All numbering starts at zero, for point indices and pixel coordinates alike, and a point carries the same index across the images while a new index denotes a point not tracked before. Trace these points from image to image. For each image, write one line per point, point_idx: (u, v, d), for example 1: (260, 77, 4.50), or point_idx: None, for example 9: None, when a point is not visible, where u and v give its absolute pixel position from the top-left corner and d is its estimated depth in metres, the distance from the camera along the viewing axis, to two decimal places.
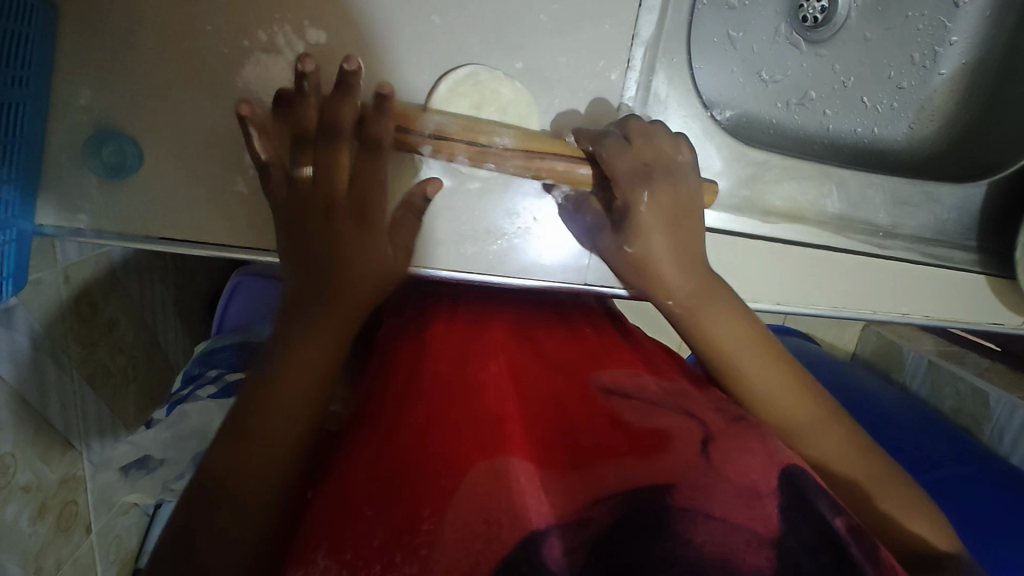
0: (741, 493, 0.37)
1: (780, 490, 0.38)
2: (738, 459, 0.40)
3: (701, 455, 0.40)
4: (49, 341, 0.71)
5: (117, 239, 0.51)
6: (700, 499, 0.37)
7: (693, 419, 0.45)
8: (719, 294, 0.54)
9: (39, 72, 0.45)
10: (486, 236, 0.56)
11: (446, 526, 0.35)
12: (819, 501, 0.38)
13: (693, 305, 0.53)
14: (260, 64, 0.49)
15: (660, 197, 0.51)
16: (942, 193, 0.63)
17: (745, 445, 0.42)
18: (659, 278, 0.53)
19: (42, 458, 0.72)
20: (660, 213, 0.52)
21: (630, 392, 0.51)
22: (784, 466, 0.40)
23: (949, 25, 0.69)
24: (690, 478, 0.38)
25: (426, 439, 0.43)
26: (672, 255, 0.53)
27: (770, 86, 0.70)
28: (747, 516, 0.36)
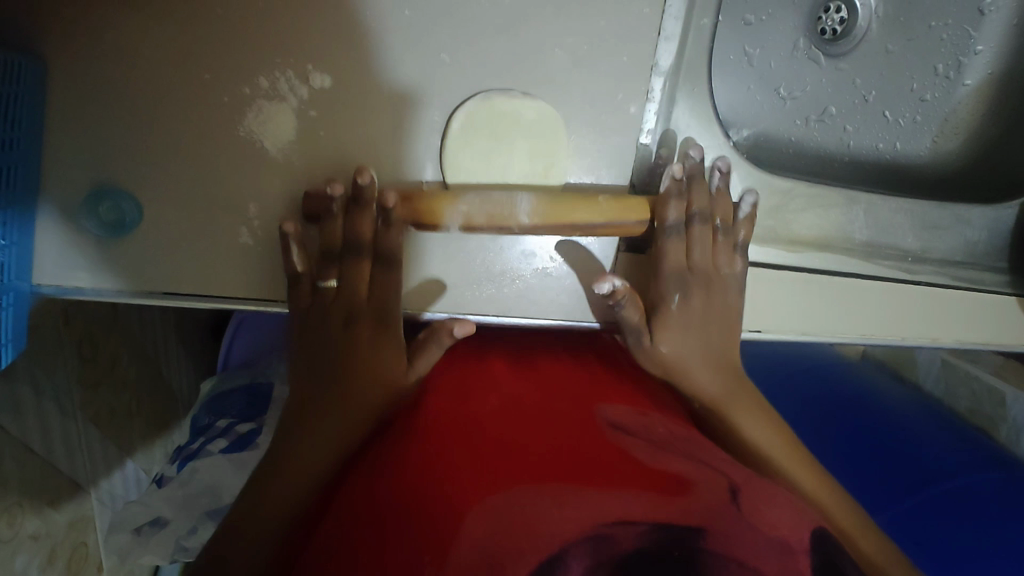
0: (774, 545, 0.34)
1: (812, 547, 0.35)
2: (766, 508, 0.37)
3: (726, 500, 0.38)
4: (50, 386, 0.69)
5: (120, 296, 0.49)
6: (730, 543, 0.34)
7: (709, 467, 0.42)
8: (747, 399, 0.53)
9: (28, 131, 0.43)
10: (500, 278, 0.54)
11: (463, 553, 0.34)
12: (846, 561, 0.35)
13: (722, 404, 0.53)
14: (262, 112, 0.46)
15: (692, 305, 0.53)
16: (972, 215, 0.63)
17: (773, 498, 0.39)
18: (690, 378, 0.53)
19: (49, 505, 0.70)
20: (690, 317, 0.53)
21: (638, 429, 0.48)
22: (812, 526, 0.37)
23: (974, 33, 0.66)
24: (718, 519, 0.36)
25: (435, 473, 0.41)
26: (700, 360, 0.53)
27: (789, 102, 0.68)
28: (778, 566, 0.33)
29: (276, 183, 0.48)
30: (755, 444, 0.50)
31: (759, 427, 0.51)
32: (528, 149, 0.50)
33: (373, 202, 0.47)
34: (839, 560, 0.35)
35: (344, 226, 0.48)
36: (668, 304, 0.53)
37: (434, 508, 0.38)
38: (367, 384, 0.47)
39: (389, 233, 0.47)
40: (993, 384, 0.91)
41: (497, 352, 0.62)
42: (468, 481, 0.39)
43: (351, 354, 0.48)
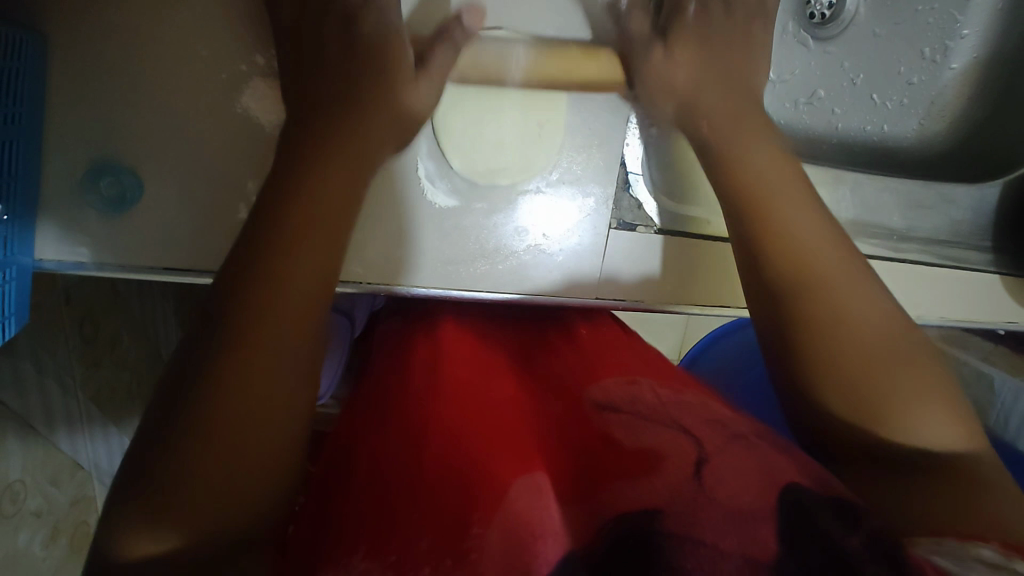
0: (732, 518, 0.32)
1: (780, 507, 0.33)
2: (731, 480, 0.35)
3: (691, 478, 0.36)
4: (52, 365, 0.70)
5: (120, 270, 0.50)
6: (689, 525, 0.32)
7: (683, 433, 0.40)
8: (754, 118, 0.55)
9: (30, 106, 0.44)
10: (495, 254, 0.55)
11: (494, 529, 0.34)
12: (822, 518, 0.32)
13: (728, 119, 0.54)
14: (260, 90, 0.47)
15: (708, 49, 0.55)
16: (957, 195, 0.66)
17: (743, 465, 0.37)
18: (695, 104, 0.55)
19: (51, 482, 0.72)
20: (704, 38, 0.55)
21: (624, 403, 0.47)
22: (783, 485, 0.34)
23: (960, 17, 0.67)
24: (679, 503, 0.34)
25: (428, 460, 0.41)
26: (726, 107, 0.54)
27: (778, 85, 0.69)
28: (739, 540, 0.31)
29: (273, 159, 0.49)
30: (784, 265, 0.47)
31: (808, 252, 0.47)
32: (519, 108, 0.53)
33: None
34: (819, 519, 0.31)
35: (357, 24, 0.46)
36: (684, 66, 0.55)
37: (436, 492, 0.38)
38: (297, 284, 0.39)
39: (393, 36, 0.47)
40: (983, 368, 0.92)
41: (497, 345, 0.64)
42: (464, 467, 0.40)
43: (359, 141, 0.46)
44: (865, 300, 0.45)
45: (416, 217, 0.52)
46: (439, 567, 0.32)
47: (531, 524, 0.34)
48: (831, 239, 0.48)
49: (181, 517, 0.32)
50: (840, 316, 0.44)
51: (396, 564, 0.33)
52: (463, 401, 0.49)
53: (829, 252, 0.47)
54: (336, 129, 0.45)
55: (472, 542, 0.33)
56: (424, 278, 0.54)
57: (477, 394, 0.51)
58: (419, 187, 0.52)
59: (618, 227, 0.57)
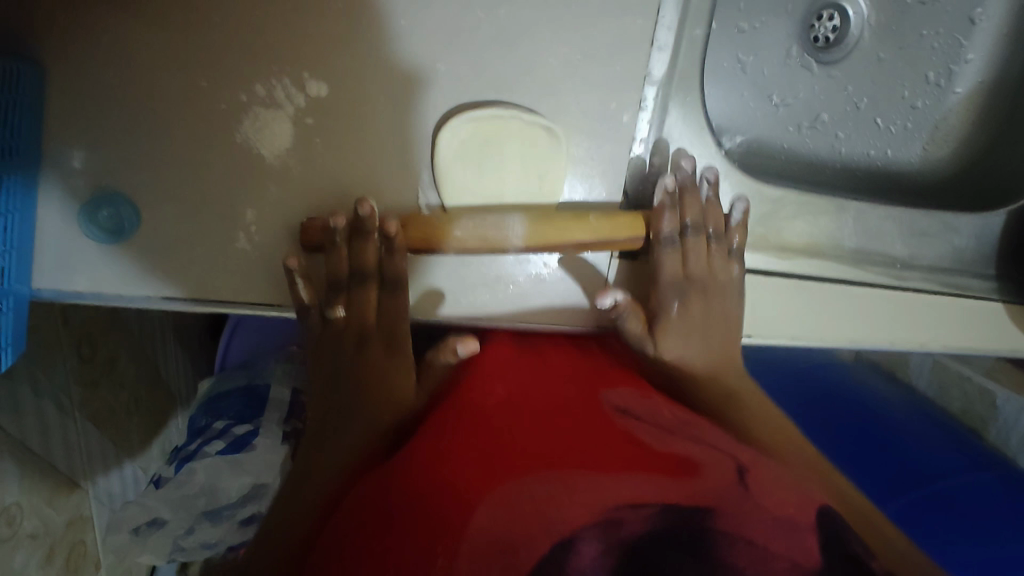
0: (782, 524, 0.37)
1: (817, 523, 0.37)
2: (775, 489, 0.39)
3: (737, 483, 0.40)
4: (49, 386, 0.70)
5: (118, 299, 0.49)
6: (738, 521, 0.37)
7: (717, 448, 0.43)
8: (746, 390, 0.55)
9: (27, 137, 0.44)
10: (496, 283, 0.54)
11: (468, 551, 0.36)
12: (856, 542, 0.37)
13: (722, 399, 0.53)
14: (258, 119, 0.47)
15: (691, 313, 0.54)
16: (961, 223, 0.64)
17: (782, 482, 0.41)
18: (693, 361, 0.54)
19: (48, 503, 0.71)
20: (689, 323, 0.54)
21: (644, 413, 0.49)
22: (817, 504, 0.39)
23: (965, 42, 0.66)
24: (730, 503, 0.38)
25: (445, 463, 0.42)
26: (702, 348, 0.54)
27: (781, 108, 0.69)
28: (786, 544, 0.36)
29: (271, 188, 0.48)
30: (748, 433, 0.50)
31: (750, 414, 0.52)
32: (520, 152, 0.50)
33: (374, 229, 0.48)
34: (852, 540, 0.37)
35: (349, 258, 0.49)
36: (668, 310, 0.54)
37: (432, 506, 0.39)
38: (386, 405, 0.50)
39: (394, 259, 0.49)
40: (988, 386, 0.91)
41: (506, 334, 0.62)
42: (455, 483, 0.40)
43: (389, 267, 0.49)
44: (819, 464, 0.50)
45: None
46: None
47: (512, 538, 0.36)
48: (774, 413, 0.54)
49: None
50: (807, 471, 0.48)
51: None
52: (462, 407, 0.48)
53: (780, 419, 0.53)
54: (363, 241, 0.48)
55: (455, 562, 0.35)
56: (425, 308, 0.54)
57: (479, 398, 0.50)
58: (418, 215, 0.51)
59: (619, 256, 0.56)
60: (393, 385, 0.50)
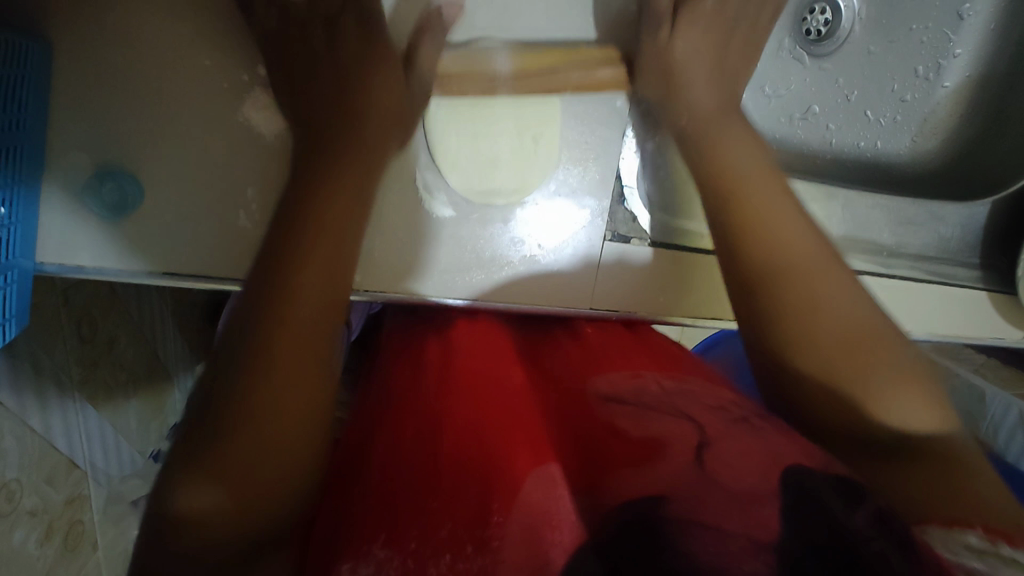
0: (736, 498, 0.34)
1: (784, 486, 0.34)
2: (733, 462, 0.38)
3: (693, 461, 0.38)
4: (50, 365, 0.71)
5: (120, 274, 0.50)
6: (694, 507, 0.34)
7: (688, 422, 0.44)
8: (741, 133, 0.54)
9: (35, 113, 0.45)
10: (491, 264, 0.56)
11: (514, 518, 0.35)
12: (827, 501, 0.33)
13: (709, 123, 0.53)
14: (262, 100, 0.48)
15: (714, 24, 0.55)
16: (947, 213, 0.66)
17: (745, 450, 0.39)
18: (714, 146, 0.52)
19: (47, 481, 0.72)
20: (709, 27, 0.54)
21: (630, 397, 0.50)
22: (787, 466, 0.36)
23: (953, 37, 0.67)
24: (687, 488, 0.36)
25: (450, 447, 0.42)
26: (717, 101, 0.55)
27: (772, 101, 0.70)
28: (746, 522, 0.32)
29: (272, 167, 0.50)
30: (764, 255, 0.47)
31: (770, 212, 0.49)
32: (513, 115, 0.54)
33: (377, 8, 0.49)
34: (823, 497, 0.33)
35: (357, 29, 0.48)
36: (693, 12, 0.54)
37: (449, 482, 0.39)
38: (307, 313, 0.39)
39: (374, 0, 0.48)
40: (975, 380, 0.92)
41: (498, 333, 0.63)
42: (473, 459, 0.41)
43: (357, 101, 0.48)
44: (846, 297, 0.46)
45: (418, 228, 0.54)
46: (463, 555, 0.33)
47: (550, 515, 0.35)
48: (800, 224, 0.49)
49: (208, 534, 0.32)
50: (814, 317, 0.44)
51: (415, 552, 0.33)
52: (467, 396, 0.50)
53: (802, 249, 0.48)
54: (340, 92, 0.48)
55: (493, 533, 0.34)
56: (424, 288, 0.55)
57: (488, 387, 0.52)
58: (418, 197, 0.53)
59: (612, 239, 0.58)
60: (313, 285, 0.40)
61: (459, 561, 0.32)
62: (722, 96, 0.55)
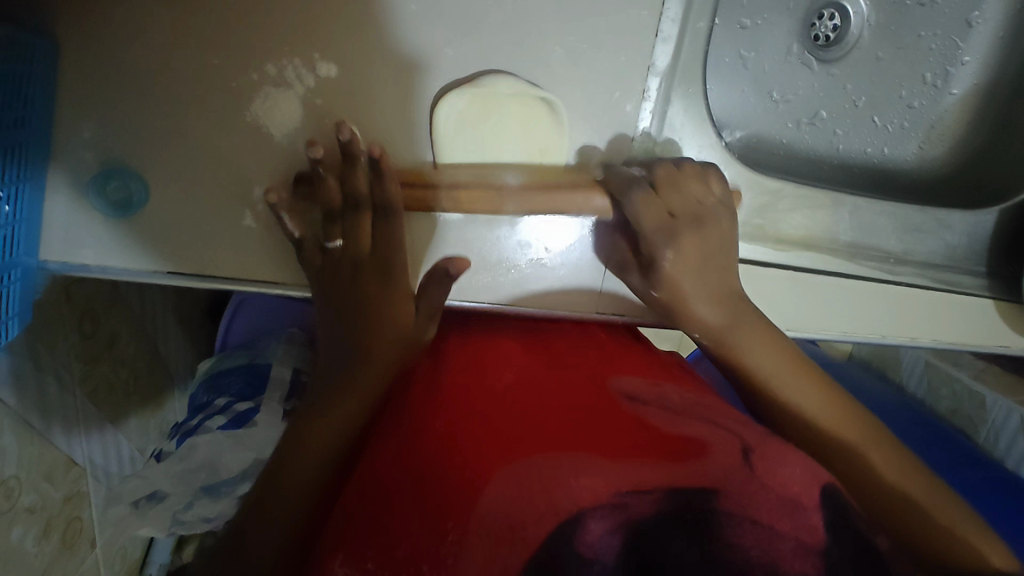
0: (785, 502, 0.34)
1: (824, 502, 0.35)
2: (778, 468, 0.38)
3: (741, 461, 0.38)
4: (50, 363, 0.70)
5: (124, 273, 0.50)
6: (745, 502, 0.34)
7: (725, 432, 0.43)
8: (751, 322, 0.52)
9: (40, 108, 0.44)
10: (498, 267, 0.56)
11: (473, 530, 0.35)
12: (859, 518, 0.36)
13: (726, 331, 0.52)
14: (269, 98, 0.47)
15: (685, 254, 0.51)
16: (954, 221, 0.64)
17: (786, 459, 0.39)
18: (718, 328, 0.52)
19: (46, 478, 0.72)
20: (686, 262, 0.51)
21: (653, 400, 0.50)
22: (823, 482, 0.37)
23: (962, 44, 0.68)
24: (734, 483, 0.36)
25: (441, 453, 0.42)
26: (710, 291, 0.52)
27: (781, 105, 0.70)
28: (793, 525, 0.33)
29: (279, 167, 0.49)
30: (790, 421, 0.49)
31: (774, 356, 0.51)
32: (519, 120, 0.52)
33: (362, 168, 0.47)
34: (855, 520, 0.35)
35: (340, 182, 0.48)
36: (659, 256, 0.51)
37: (433, 491, 0.39)
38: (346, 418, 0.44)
39: (385, 187, 0.48)
40: (976, 386, 0.92)
41: (513, 335, 0.63)
42: (462, 466, 0.41)
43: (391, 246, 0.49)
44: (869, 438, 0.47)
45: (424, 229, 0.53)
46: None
47: (514, 513, 0.35)
48: (814, 380, 0.51)
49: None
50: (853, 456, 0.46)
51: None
52: (467, 399, 0.50)
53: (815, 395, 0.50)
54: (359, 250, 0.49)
55: (451, 547, 0.35)
56: None
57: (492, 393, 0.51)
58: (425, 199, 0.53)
59: None
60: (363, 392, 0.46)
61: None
62: (723, 297, 0.52)
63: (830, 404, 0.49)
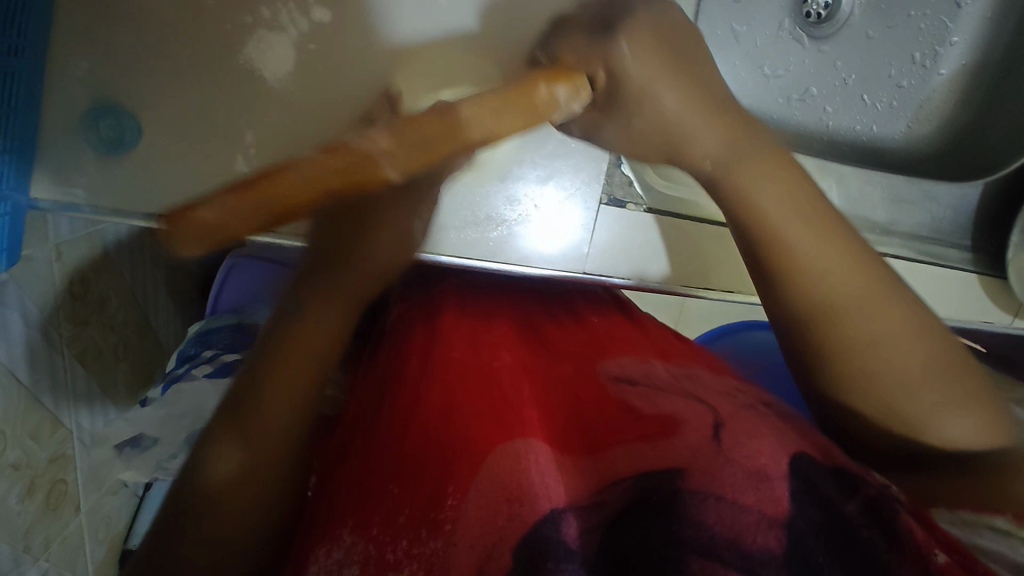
0: (752, 476, 0.34)
1: (790, 474, 0.35)
2: (746, 442, 0.37)
3: (709, 438, 0.38)
4: (39, 320, 0.70)
5: (114, 214, 0.51)
6: (710, 481, 0.34)
7: (700, 405, 0.43)
8: (758, 161, 0.44)
9: (36, 41, 0.44)
10: (488, 223, 0.60)
11: (471, 500, 0.34)
12: (827, 487, 0.35)
13: (732, 161, 0.45)
14: (263, 41, 0.48)
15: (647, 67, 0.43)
16: (938, 193, 0.67)
17: (754, 431, 0.39)
18: (752, 204, 0.43)
19: (32, 436, 0.71)
20: (661, 78, 0.44)
21: (638, 374, 0.48)
22: (793, 452, 0.37)
23: (951, 25, 0.68)
24: (701, 462, 0.36)
25: (427, 426, 0.40)
26: (691, 114, 0.45)
27: (773, 80, 0.71)
28: (756, 497, 0.33)
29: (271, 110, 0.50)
30: (799, 291, 0.42)
31: (779, 191, 0.43)
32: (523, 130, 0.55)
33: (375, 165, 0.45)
34: (822, 486, 0.35)
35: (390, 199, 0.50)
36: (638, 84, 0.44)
37: (418, 465, 0.37)
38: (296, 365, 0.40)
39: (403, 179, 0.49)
40: None
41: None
42: (456, 436, 0.39)
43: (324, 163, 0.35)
44: (890, 304, 0.40)
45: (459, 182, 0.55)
46: (418, 539, 0.33)
47: (510, 487, 0.34)
48: (839, 239, 0.42)
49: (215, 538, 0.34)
50: (869, 351, 0.39)
51: (376, 539, 0.33)
52: (453, 370, 0.48)
53: (859, 285, 0.41)
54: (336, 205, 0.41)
55: (448, 516, 0.33)
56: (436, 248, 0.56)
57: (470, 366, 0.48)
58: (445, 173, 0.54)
59: (609, 203, 0.61)
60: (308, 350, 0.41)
61: (416, 544, 0.32)
62: (723, 122, 0.46)
63: (861, 269, 0.42)
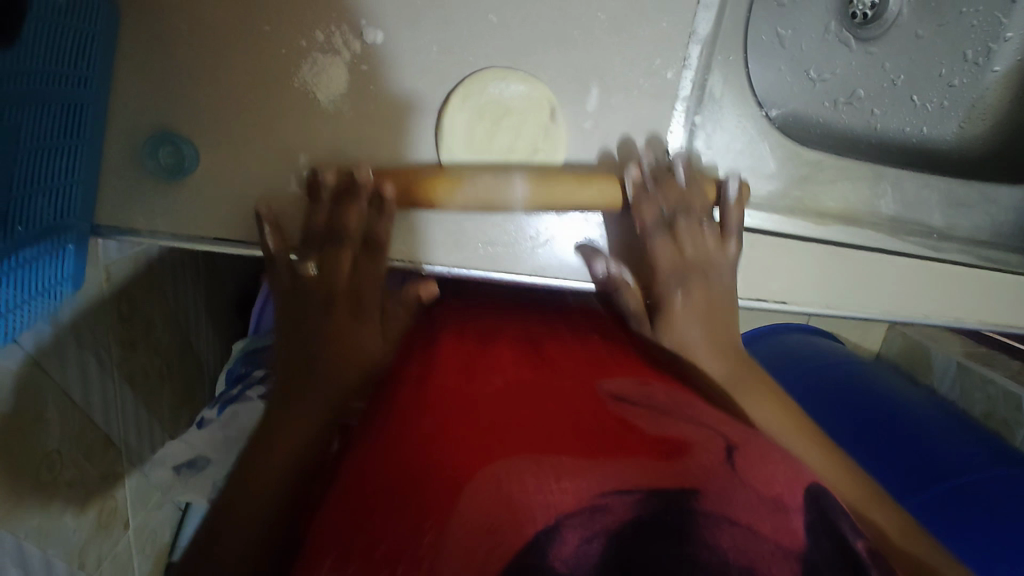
0: (766, 502, 0.32)
1: (806, 504, 0.33)
2: (761, 467, 0.35)
3: (722, 459, 0.35)
4: (92, 341, 0.71)
5: (173, 239, 0.51)
6: (723, 502, 0.31)
7: (706, 428, 0.39)
8: (753, 379, 0.52)
9: (100, 72, 0.46)
10: (535, 239, 0.55)
11: (453, 526, 0.31)
12: (838, 519, 0.33)
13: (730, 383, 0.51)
14: (316, 64, 0.48)
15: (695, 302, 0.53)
16: (999, 196, 0.65)
17: (768, 457, 0.37)
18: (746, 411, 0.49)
19: (85, 456, 0.73)
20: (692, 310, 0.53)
21: (638, 395, 0.44)
22: (807, 482, 0.35)
23: (1005, 20, 0.68)
24: (716, 481, 0.32)
25: (417, 448, 0.37)
26: (708, 348, 0.52)
27: (818, 84, 0.69)
28: (771, 527, 0.31)
29: (322, 133, 0.50)
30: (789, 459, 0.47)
31: (760, 400, 0.50)
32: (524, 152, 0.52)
33: (366, 194, 0.49)
34: (832, 511, 0.34)
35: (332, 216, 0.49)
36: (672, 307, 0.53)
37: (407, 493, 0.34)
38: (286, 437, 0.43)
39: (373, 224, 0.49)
40: (1011, 389, 0.97)
41: (501, 332, 0.58)
42: (447, 461, 0.35)
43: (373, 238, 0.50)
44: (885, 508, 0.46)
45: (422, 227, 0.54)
46: None
47: (495, 512, 0.30)
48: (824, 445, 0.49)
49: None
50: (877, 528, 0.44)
51: None
52: (444, 388, 0.44)
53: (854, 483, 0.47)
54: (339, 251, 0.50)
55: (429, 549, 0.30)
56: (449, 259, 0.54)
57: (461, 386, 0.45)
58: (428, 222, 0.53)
59: None
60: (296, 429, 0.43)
61: None
62: (726, 356, 0.52)
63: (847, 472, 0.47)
